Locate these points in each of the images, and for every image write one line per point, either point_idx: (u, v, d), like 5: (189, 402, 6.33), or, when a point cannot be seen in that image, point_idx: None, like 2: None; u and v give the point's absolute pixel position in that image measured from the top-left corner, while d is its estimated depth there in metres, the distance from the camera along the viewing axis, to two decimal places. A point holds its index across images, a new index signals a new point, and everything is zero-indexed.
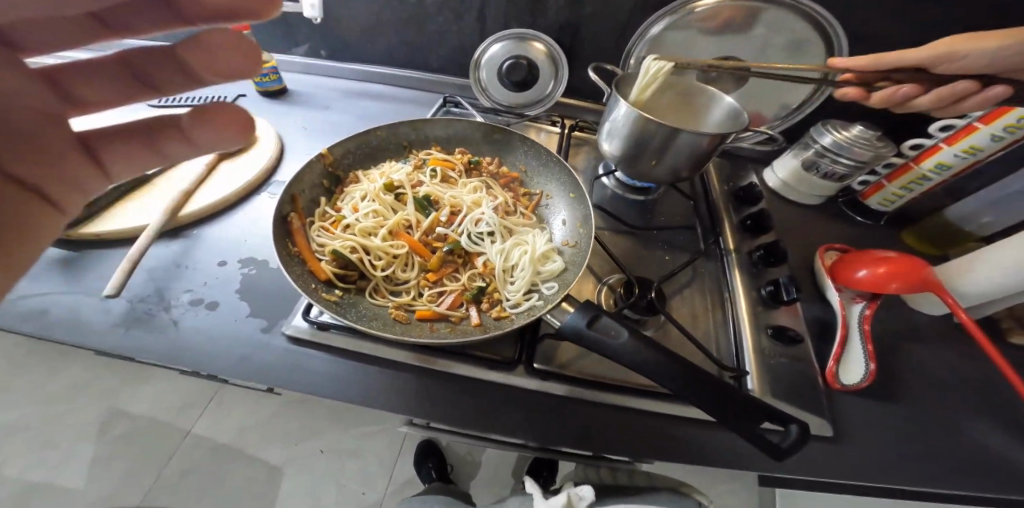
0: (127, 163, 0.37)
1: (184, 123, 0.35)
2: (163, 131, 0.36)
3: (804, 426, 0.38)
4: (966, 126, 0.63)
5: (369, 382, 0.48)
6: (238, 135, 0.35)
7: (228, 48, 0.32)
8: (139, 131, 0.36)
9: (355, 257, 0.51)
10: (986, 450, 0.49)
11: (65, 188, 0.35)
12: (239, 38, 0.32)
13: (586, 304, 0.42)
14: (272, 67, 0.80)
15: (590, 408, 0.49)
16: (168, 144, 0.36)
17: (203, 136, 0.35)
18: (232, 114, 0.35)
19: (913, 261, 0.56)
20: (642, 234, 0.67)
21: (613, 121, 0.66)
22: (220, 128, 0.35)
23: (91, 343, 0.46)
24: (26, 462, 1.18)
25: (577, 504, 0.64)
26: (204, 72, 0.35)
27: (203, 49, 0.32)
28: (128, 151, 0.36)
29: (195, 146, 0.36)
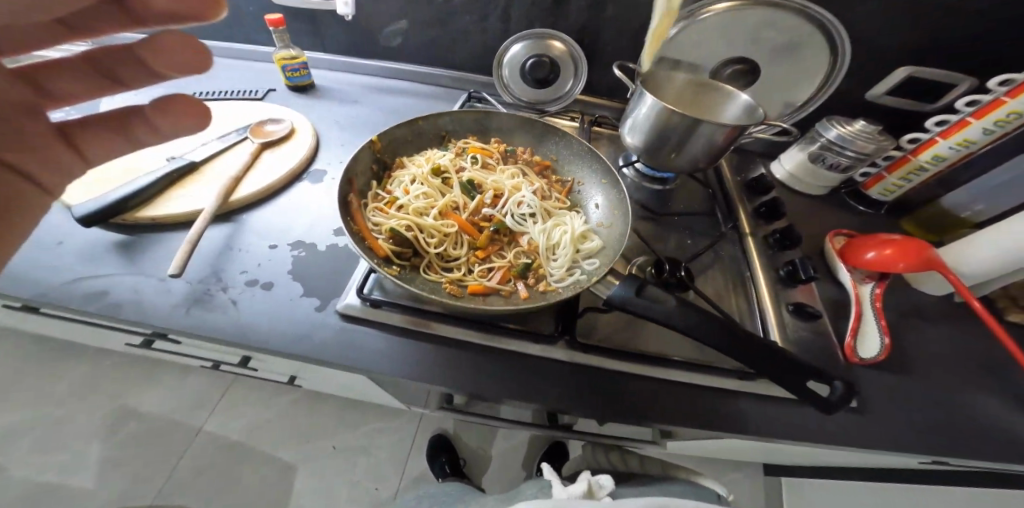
0: (101, 149, 0.43)
1: (150, 114, 0.42)
2: (135, 121, 0.43)
3: (847, 384, 0.48)
4: (960, 121, 0.68)
5: (421, 356, 0.51)
6: (197, 120, 0.43)
7: (184, 49, 0.38)
8: (110, 121, 0.42)
9: (410, 235, 0.54)
10: (989, 414, 0.54)
11: (52, 173, 0.42)
12: (189, 38, 0.38)
13: (630, 276, 0.45)
14: (302, 62, 0.83)
15: (629, 379, 0.52)
16: (138, 132, 0.43)
17: (165, 124, 0.42)
18: (190, 106, 0.42)
19: (917, 242, 0.60)
20: (665, 220, 0.71)
21: (636, 115, 0.70)
22: (177, 113, 0.42)
23: (155, 321, 0.48)
24: (30, 463, 1.15)
25: (596, 492, 0.60)
26: (162, 69, 0.40)
27: (159, 49, 0.38)
28: (101, 138, 0.43)
29: (162, 133, 0.43)
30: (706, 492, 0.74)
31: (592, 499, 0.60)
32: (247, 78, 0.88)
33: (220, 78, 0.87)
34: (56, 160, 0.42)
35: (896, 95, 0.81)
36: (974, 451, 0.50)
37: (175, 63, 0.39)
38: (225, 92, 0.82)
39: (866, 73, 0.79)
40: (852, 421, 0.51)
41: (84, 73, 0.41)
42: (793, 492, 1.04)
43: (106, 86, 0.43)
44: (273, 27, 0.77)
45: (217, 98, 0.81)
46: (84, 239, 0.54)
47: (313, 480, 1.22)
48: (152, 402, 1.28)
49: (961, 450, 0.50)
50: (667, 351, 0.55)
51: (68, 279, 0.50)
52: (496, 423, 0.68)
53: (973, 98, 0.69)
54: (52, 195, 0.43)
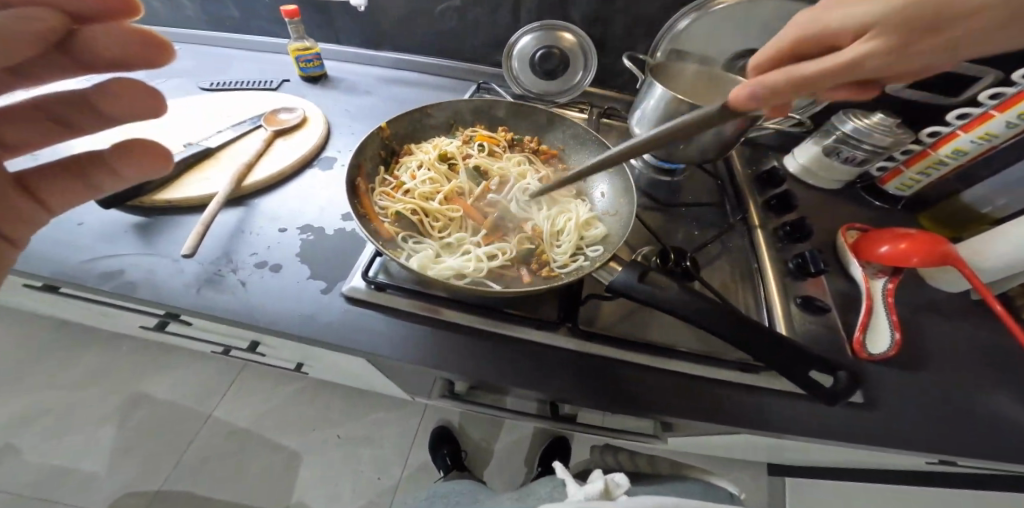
0: (63, 198, 0.40)
1: (109, 158, 0.40)
2: (94, 166, 0.40)
3: (852, 375, 0.44)
4: (982, 114, 0.66)
5: (422, 341, 0.51)
6: (156, 162, 0.40)
7: (137, 95, 0.40)
8: (65, 166, 0.40)
9: (416, 218, 0.56)
10: (1003, 414, 0.52)
11: (13, 225, 0.38)
12: (141, 85, 0.39)
13: (634, 262, 0.45)
14: (315, 54, 0.85)
15: (630, 369, 0.52)
16: (96, 175, 0.40)
17: (128, 169, 0.40)
18: (149, 146, 0.40)
19: (933, 237, 0.59)
20: (673, 211, 0.71)
21: (645, 107, 0.69)
22: (135, 155, 0.40)
23: (169, 299, 0.49)
24: (47, 446, 1.19)
25: (614, 490, 0.60)
26: (116, 112, 0.41)
27: (111, 97, 0.40)
28: (58, 185, 0.40)
29: (121, 178, 0.41)
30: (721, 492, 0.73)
31: (609, 497, 0.60)
32: (262, 69, 0.90)
33: (236, 69, 0.89)
34: (13, 212, 0.38)
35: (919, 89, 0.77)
36: (983, 449, 0.49)
37: (127, 109, 0.41)
38: (240, 83, 0.84)
39: None
40: (856, 416, 0.50)
41: (29, 119, 0.40)
42: (798, 493, 1.03)
43: (60, 134, 0.42)
44: (289, 18, 0.79)
45: (232, 89, 0.82)
46: (104, 219, 0.55)
47: (318, 468, 1.25)
48: (166, 388, 1.32)
49: (970, 449, 0.49)
50: (673, 342, 0.55)
51: (89, 258, 0.52)
52: (500, 414, 0.67)
53: (997, 91, 0.66)
54: (13, 248, 0.38)
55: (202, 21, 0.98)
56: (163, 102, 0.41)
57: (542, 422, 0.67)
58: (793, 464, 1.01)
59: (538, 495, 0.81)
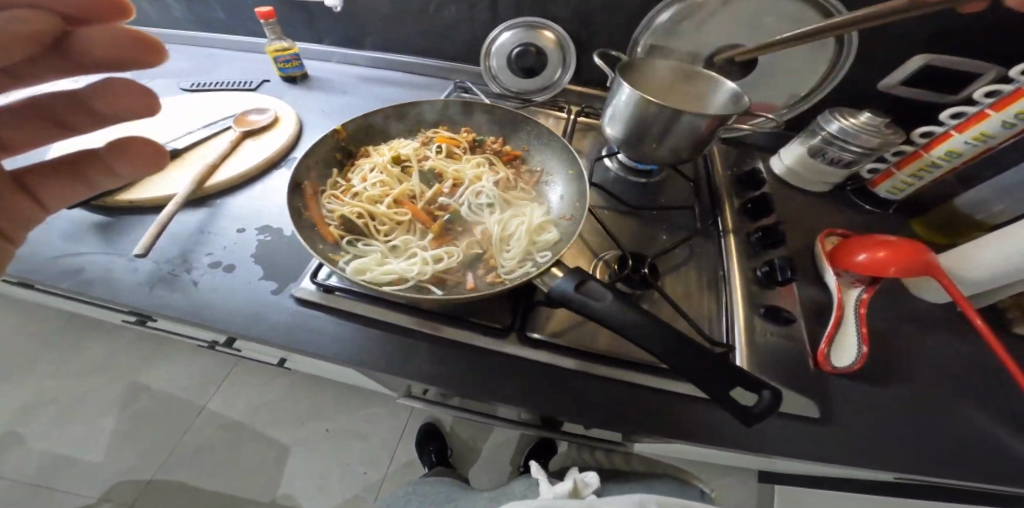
0: (60, 196, 0.45)
1: (105, 160, 0.45)
2: (92, 165, 0.45)
3: (776, 394, 0.38)
4: (977, 113, 0.62)
5: (368, 344, 0.51)
6: (152, 162, 0.46)
7: (126, 95, 0.45)
8: (64, 164, 0.44)
9: (361, 222, 0.56)
10: (975, 435, 0.49)
11: (15, 224, 0.42)
12: (137, 86, 0.45)
13: (575, 269, 0.44)
14: (293, 54, 0.85)
15: (578, 377, 0.51)
16: (92, 175, 0.46)
17: (123, 165, 0.45)
18: (143, 144, 0.46)
19: (912, 246, 0.55)
20: (643, 214, 0.69)
21: (615, 104, 0.66)
22: (132, 154, 0.45)
23: (122, 298, 0.50)
24: (50, 434, 1.24)
25: (583, 491, 0.59)
26: (112, 112, 0.46)
27: (108, 96, 0.45)
28: (56, 184, 0.44)
29: (118, 175, 0.46)
30: (690, 489, 0.72)
31: (578, 498, 0.59)
32: (243, 70, 0.90)
33: (217, 70, 0.90)
34: (16, 210, 0.42)
35: (917, 87, 0.73)
36: (950, 472, 0.47)
37: (121, 109, 0.46)
38: (219, 83, 0.85)
39: (878, 61, 0.73)
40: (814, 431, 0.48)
41: (26, 121, 0.44)
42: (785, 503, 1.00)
43: (53, 133, 0.46)
44: (263, 19, 0.79)
45: (210, 90, 0.83)
46: (70, 218, 0.57)
47: (305, 461, 1.27)
48: (163, 379, 1.36)
49: (936, 471, 0.47)
50: (639, 355, 0.53)
51: (50, 255, 0.53)
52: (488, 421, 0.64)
53: (994, 88, 0.61)
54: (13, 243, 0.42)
55: (189, 21, 1.00)
56: (157, 102, 0.47)
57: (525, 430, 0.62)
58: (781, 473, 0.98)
59: (511, 493, 0.80)
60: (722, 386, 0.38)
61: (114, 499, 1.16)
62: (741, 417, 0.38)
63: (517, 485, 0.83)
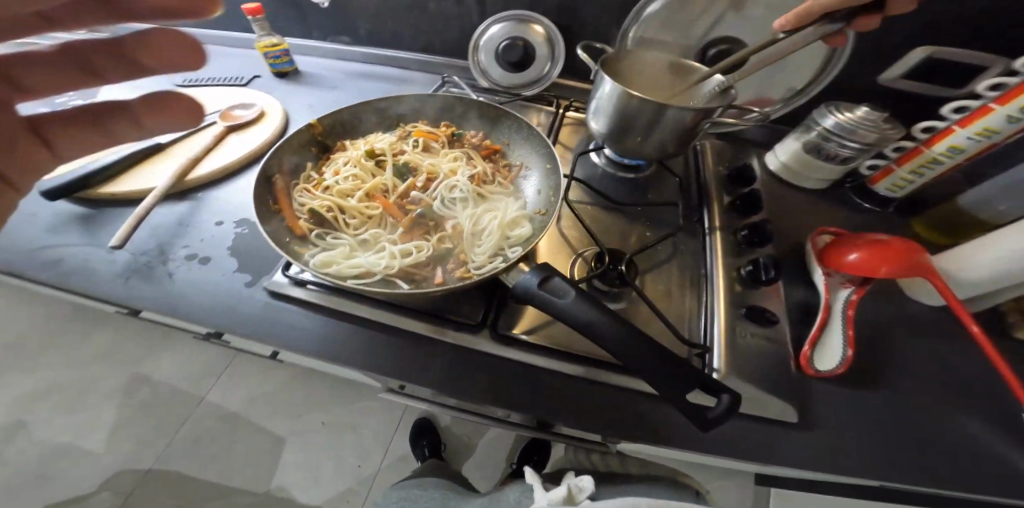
0: (76, 141, 0.48)
1: (134, 112, 0.47)
2: (123, 113, 0.47)
3: (734, 398, 0.37)
4: (981, 107, 0.58)
5: (338, 338, 0.50)
6: (184, 119, 0.49)
7: (169, 49, 0.43)
8: (95, 113, 0.47)
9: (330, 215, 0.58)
10: (959, 443, 0.48)
11: (26, 173, 0.45)
12: (183, 37, 0.43)
13: (542, 265, 0.43)
14: (283, 49, 0.85)
15: (550, 375, 0.50)
16: (119, 123, 0.48)
17: (159, 120, 0.48)
18: (179, 103, 0.48)
19: (905, 246, 0.53)
20: (627, 211, 0.67)
21: (599, 97, 0.65)
22: (161, 111, 0.48)
23: (98, 289, 0.51)
24: (54, 423, 1.28)
25: (577, 496, 0.58)
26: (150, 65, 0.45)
27: (152, 48, 0.43)
28: (74, 131, 0.47)
29: (146, 126, 0.49)
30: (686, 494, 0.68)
31: (572, 503, 0.57)
32: (235, 65, 0.91)
33: (210, 66, 0.91)
34: (27, 154, 0.45)
35: (922, 82, 0.70)
36: (932, 481, 0.45)
37: (160, 61, 0.44)
38: (210, 79, 0.85)
39: (876, 54, 0.70)
40: (788, 436, 0.47)
41: (54, 66, 0.44)
42: None
43: (82, 82, 0.46)
44: (250, 14, 0.81)
45: (201, 85, 0.84)
46: (52, 211, 0.58)
47: (300, 453, 1.28)
48: (164, 371, 1.39)
49: (916, 480, 0.45)
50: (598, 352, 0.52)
51: (30, 246, 0.54)
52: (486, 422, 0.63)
53: (998, 81, 0.58)
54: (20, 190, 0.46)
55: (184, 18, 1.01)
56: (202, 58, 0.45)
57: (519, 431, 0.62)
58: None
59: (503, 499, 0.77)
60: (678, 389, 0.37)
61: (114, 488, 1.19)
62: (697, 421, 0.38)
63: (510, 493, 0.79)
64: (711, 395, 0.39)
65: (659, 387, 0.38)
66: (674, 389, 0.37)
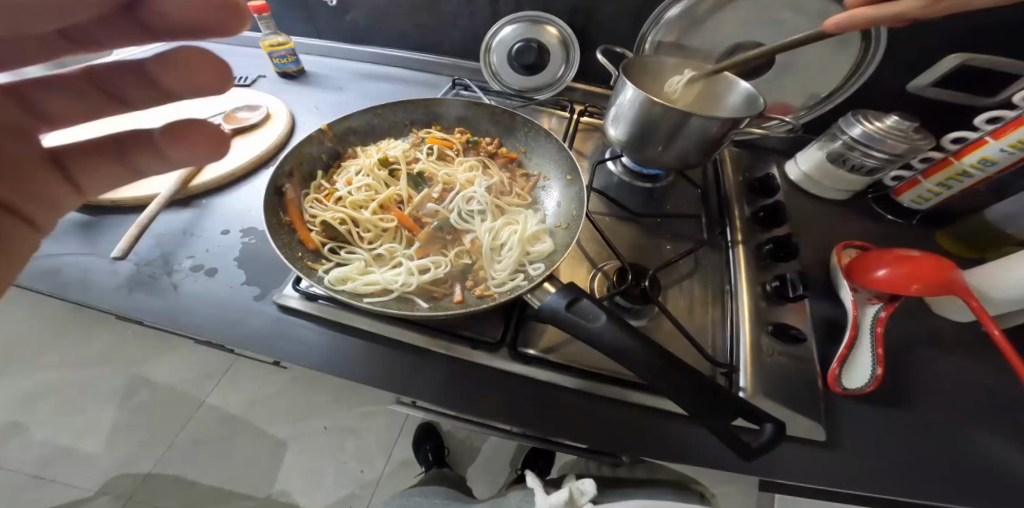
0: (97, 175, 0.39)
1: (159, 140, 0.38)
2: (142, 147, 0.38)
3: (779, 427, 0.36)
4: (1015, 118, 0.55)
5: (348, 354, 0.48)
6: (208, 148, 0.37)
7: (194, 67, 0.36)
8: (109, 145, 0.38)
9: (344, 229, 0.56)
10: (991, 465, 0.46)
11: (43, 206, 0.37)
12: (208, 56, 0.36)
13: (568, 285, 0.41)
14: (289, 49, 0.82)
15: (573, 396, 0.48)
16: (141, 159, 0.39)
17: (177, 153, 0.37)
18: (204, 129, 0.37)
19: (937, 261, 0.51)
20: (646, 222, 0.66)
21: (620, 104, 0.62)
22: (185, 138, 0.37)
23: (99, 301, 0.49)
24: (52, 425, 1.26)
25: (578, 499, 0.58)
26: (172, 87, 0.38)
27: (174, 66, 0.36)
28: (98, 165, 0.39)
29: (167, 161, 0.38)
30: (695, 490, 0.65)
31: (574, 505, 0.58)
32: (240, 65, 0.88)
33: None
34: (42, 191, 0.37)
35: (945, 88, 0.68)
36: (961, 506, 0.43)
37: (189, 85, 0.37)
38: None
39: (907, 60, 0.67)
40: (811, 457, 0.45)
41: (83, 92, 0.39)
42: None
43: (103, 106, 0.40)
44: (258, 12, 0.77)
45: None
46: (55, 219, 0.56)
47: (302, 457, 1.27)
48: (166, 373, 1.37)
49: (942, 504, 0.44)
50: (623, 372, 0.50)
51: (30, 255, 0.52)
52: (485, 430, 0.61)
53: None
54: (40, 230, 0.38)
55: None
56: (229, 83, 0.38)
57: (527, 441, 0.61)
58: None
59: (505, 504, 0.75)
60: (719, 418, 0.35)
61: (112, 492, 1.17)
62: (740, 450, 0.36)
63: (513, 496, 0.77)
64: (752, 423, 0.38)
65: (693, 413, 0.36)
66: (718, 418, 0.35)
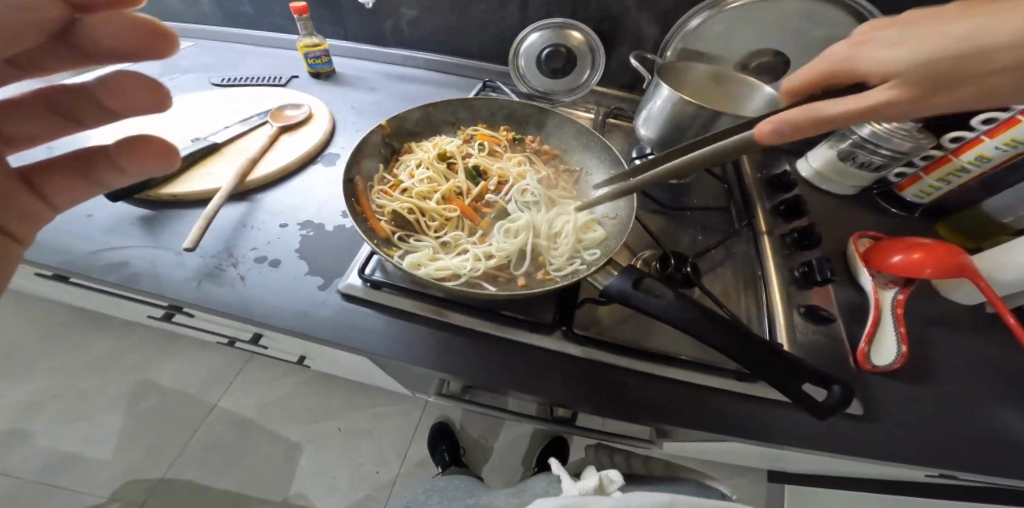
0: (63, 190, 0.40)
1: (113, 155, 0.38)
2: (99, 162, 0.39)
3: (847, 387, 0.39)
4: (1008, 118, 0.61)
5: (415, 340, 0.51)
6: (155, 159, 0.37)
7: (138, 89, 0.37)
8: (71, 161, 0.39)
9: (411, 218, 0.60)
10: (1000, 433, 0.51)
11: (16, 219, 0.38)
12: (138, 77, 0.37)
13: (629, 267, 0.45)
14: (323, 50, 0.85)
15: (630, 376, 0.51)
16: (102, 173, 0.39)
17: (128, 165, 0.37)
18: (155, 143, 0.38)
19: (949, 247, 0.56)
20: (678, 214, 0.70)
21: (651, 107, 0.67)
22: (138, 154, 0.37)
23: (168, 292, 0.50)
24: (58, 431, 1.24)
25: (607, 487, 0.59)
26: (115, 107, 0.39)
27: (116, 91, 0.37)
28: (64, 180, 0.39)
29: (125, 175, 0.38)
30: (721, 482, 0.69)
31: (603, 493, 0.58)
32: (271, 66, 0.91)
33: (247, 66, 0.90)
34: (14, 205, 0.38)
35: None
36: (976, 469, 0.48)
37: (131, 104, 0.38)
38: (251, 78, 0.85)
39: None
40: (844, 429, 0.49)
41: (41, 117, 0.41)
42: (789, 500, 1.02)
43: (62, 130, 0.42)
44: (297, 14, 0.80)
45: (241, 84, 0.83)
46: (112, 213, 0.57)
47: (317, 460, 1.27)
48: (175, 376, 1.36)
49: (959, 468, 0.48)
50: (683, 352, 0.53)
51: (93, 249, 0.53)
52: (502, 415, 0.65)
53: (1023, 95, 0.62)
54: (21, 243, 0.39)
55: (217, 15, 1.01)
56: (168, 94, 0.38)
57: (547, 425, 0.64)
58: (782, 470, 1.00)
59: (531, 487, 0.77)
60: (789, 383, 0.40)
61: (121, 499, 1.15)
62: (812, 411, 0.39)
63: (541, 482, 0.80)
64: (818, 386, 0.42)
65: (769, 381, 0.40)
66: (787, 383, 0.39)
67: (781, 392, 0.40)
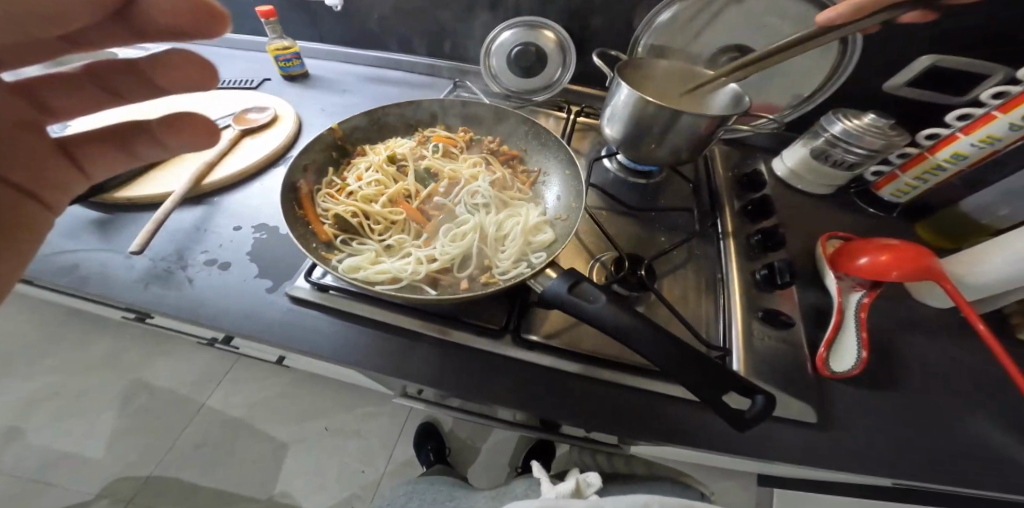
0: (103, 164, 0.41)
1: (156, 131, 0.40)
2: (139, 135, 0.41)
3: (769, 398, 0.38)
4: (984, 115, 0.59)
5: (361, 344, 0.50)
6: (202, 137, 0.40)
7: (181, 64, 0.38)
8: (112, 135, 0.40)
9: (354, 221, 0.60)
10: (969, 441, 0.49)
11: (49, 189, 0.39)
12: (188, 56, 0.37)
13: (569, 271, 0.44)
14: (293, 53, 0.85)
15: (578, 382, 0.50)
16: (140, 145, 0.41)
17: (173, 140, 0.40)
18: (198, 120, 0.40)
19: (915, 249, 0.54)
20: (639, 216, 0.69)
21: (614, 104, 0.65)
22: (182, 130, 0.40)
23: (116, 294, 0.50)
24: (52, 430, 1.26)
25: (584, 491, 0.55)
26: (165, 84, 0.39)
27: (163, 65, 0.37)
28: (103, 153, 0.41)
29: (164, 148, 0.41)
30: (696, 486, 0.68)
31: (580, 498, 0.55)
32: (244, 69, 0.91)
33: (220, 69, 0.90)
34: (50, 175, 0.38)
35: (919, 87, 0.72)
36: (939, 478, 0.46)
37: (178, 82, 0.39)
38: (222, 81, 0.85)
39: (886, 59, 0.71)
40: (802, 436, 0.48)
41: (86, 90, 0.41)
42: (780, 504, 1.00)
43: (101, 100, 0.42)
44: (264, 17, 0.80)
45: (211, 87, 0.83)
46: (69, 216, 0.57)
47: (303, 460, 1.27)
48: (165, 377, 1.37)
49: (923, 478, 0.46)
50: (632, 357, 0.52)
51: (45, 251, 0.53)
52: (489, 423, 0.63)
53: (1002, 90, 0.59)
54: (53, 209, 0.39)
55: None
56: (217, 75, 0.39)
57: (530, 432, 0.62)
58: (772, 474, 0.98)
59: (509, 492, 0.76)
60: (716, 393, 0.38)
61: (111, 496, 1.17)
62: (734, 423, 0.39)
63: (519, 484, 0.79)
64: (744, 395, 0.41)
65: (696, 390, 0.38)
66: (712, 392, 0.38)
67: (703, 401, 0.38)
